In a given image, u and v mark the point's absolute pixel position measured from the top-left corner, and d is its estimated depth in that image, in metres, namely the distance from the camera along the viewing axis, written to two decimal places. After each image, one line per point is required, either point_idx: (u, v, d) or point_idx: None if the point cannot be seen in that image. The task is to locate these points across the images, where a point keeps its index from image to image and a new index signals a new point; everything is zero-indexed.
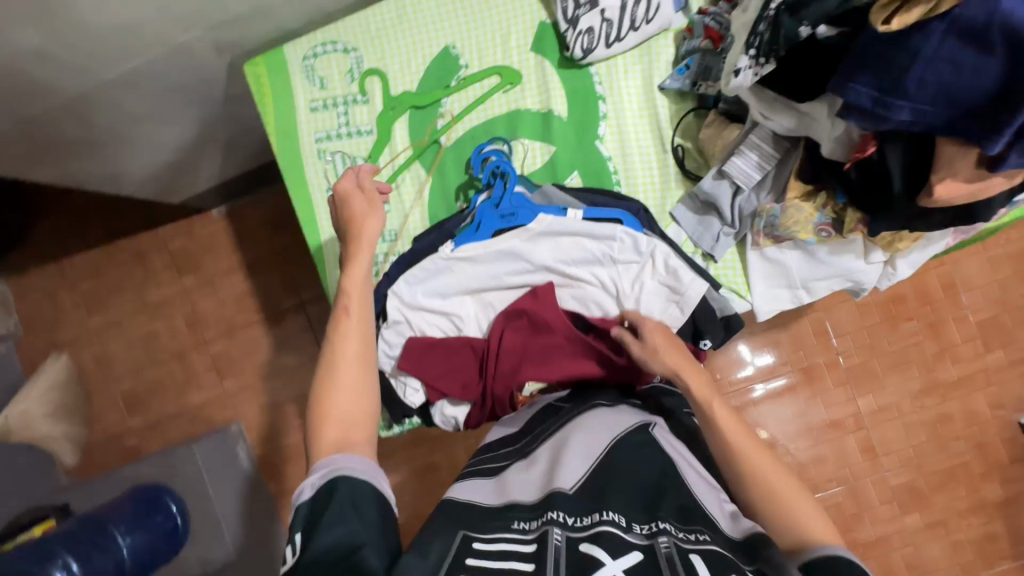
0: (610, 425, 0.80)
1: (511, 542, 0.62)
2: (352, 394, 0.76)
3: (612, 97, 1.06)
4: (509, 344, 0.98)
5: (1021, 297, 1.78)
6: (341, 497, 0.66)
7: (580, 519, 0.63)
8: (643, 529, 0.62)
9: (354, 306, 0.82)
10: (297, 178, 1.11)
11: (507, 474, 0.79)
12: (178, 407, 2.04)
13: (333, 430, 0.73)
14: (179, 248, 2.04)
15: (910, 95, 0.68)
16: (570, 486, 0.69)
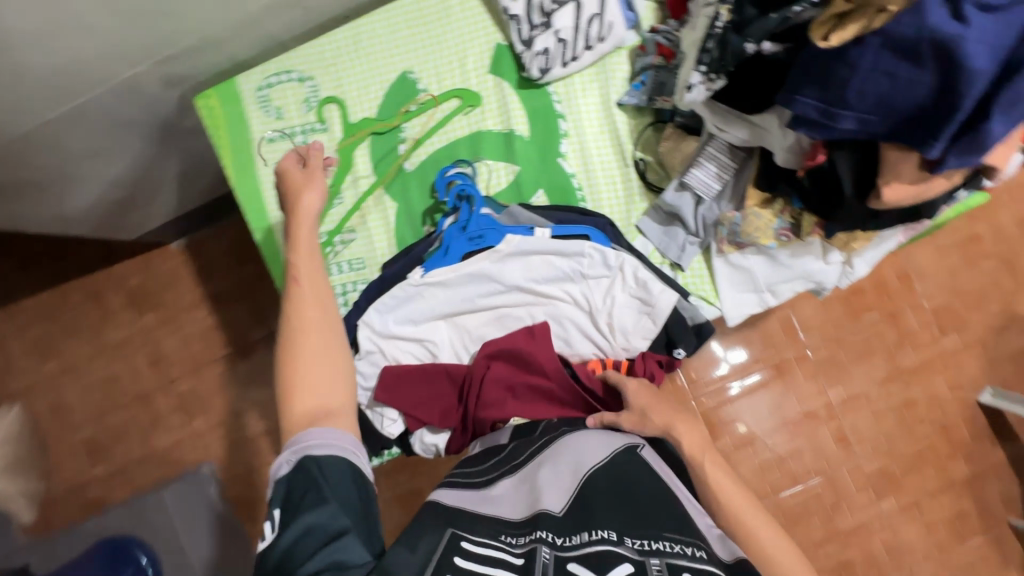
0: (602, 444, 0.80)
1: (498, 550, 0.63)
2: (316, 361, 0.75)
3: (572, 114, 1.08)
4: (497, 378, 0.95)
5: (970, 283, 1.87)
6: (320, 477, 0.66)
7: (569, 537, 0.63)
8: (634, 544, 0.62)
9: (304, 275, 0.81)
10: (257, 210, 1.08)
11: (492, 482, 0.78)
12: (144, 451, 1.94)
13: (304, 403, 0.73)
14: (138, 286, 1.96)
15: (852, 105, 0.71)
16: (560, 507, 0.68)
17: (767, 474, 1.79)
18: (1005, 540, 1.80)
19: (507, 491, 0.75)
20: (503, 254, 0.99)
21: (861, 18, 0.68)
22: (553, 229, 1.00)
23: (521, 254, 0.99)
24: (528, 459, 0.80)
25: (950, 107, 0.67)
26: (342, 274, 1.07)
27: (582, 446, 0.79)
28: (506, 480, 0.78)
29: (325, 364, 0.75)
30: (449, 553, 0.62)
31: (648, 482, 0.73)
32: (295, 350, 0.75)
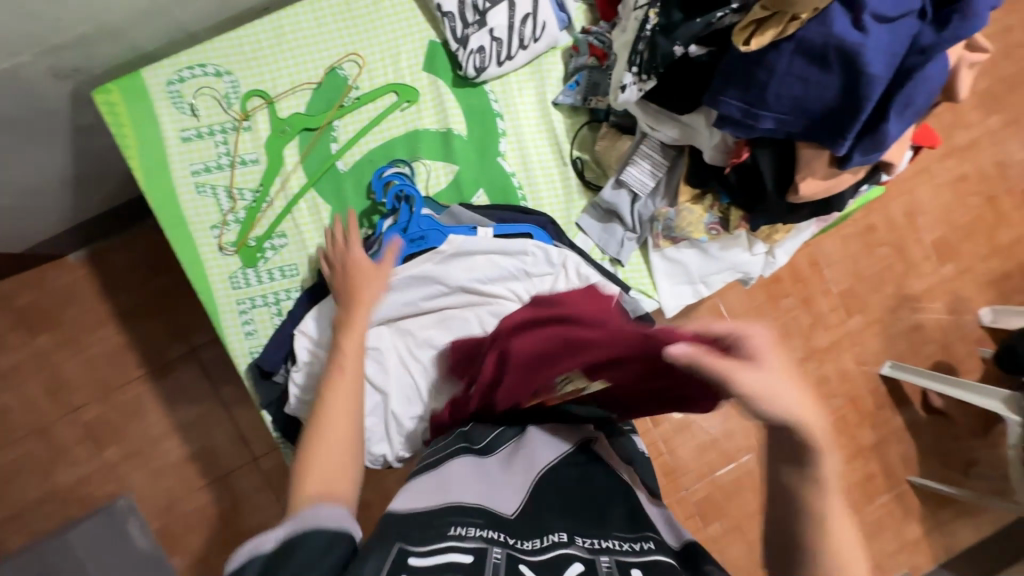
0: (554, 441, 0.80)
1: (453, 554, 0.57)
2: (338, 445, 0.71)
3: (509, 113, 1.08)
4: (515, 350, 0.77)
5: (869, 268, 2.08)
6: (302, 564, 0.56)
7: (524, 541, 0.62)
8: (586, 543, 0.63)
9: (349, 363, 0.80)
10: (173, 216, 0.99)
11: (449, 471, 0.73)
12: (46, 489, 1.75)
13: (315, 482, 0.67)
14: (29, 305, 1.75)
15: (771, 106, 0.76)
16: (512, 511, 0.67)
17: (702, 456, 1.90)
18: (907, 496, 2.01)
19: (464, 473, 0.72)
20: (450, 253, 0.98)
21: (777, 23, 0.72)
22: (495, 228, 1.00)
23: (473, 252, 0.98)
24: (485, 453, 0.78)
25: (853, 108, 0.73)
26: (274, 282, 1.02)
27: (542, 444, 0.79)
28: (462, 459, 0.76)
29: (345, 453, 0.71)
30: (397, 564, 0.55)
31: (601, 483, 0.75)
32: (320, 430, 0.73)
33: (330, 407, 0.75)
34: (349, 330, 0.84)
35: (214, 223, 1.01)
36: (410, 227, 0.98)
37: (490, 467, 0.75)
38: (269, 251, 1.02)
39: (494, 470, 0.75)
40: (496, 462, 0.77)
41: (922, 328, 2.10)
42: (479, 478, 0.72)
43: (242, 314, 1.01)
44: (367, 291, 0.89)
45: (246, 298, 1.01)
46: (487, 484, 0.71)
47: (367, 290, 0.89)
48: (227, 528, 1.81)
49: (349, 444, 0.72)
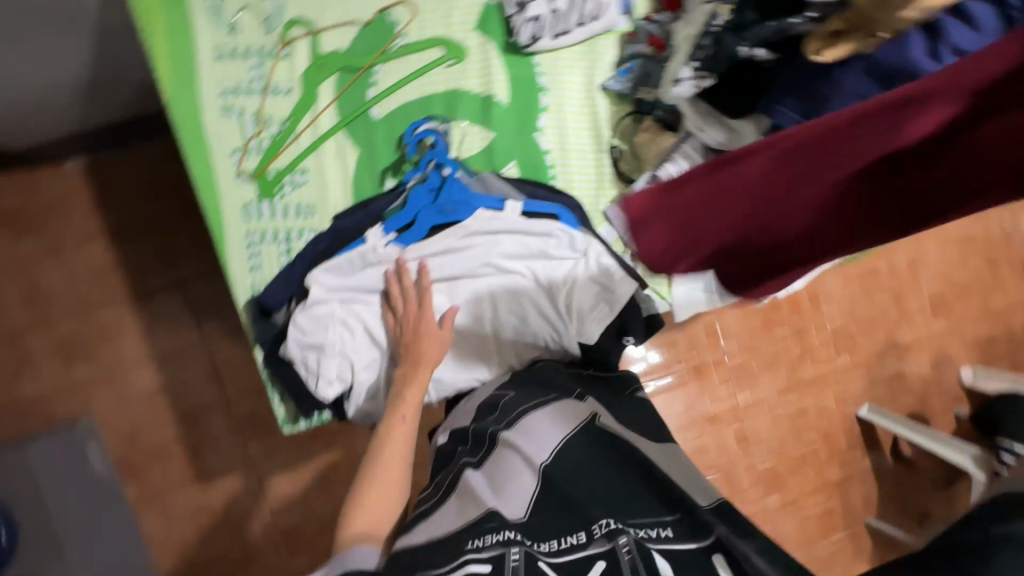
0: (559, 424, 0.81)
1: (473, 566, 0.60)
2: (386, 493, 0.76)
3: (555, 89, 1.05)
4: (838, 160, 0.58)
5: (865, 310, 2.11)
6: None
7: (542, 543, 0.66)
8: (600, 531, 0.66)
9: (409, 415, 0.83)
10: (194, 134, 0.95)
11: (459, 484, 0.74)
12: (7, 398, 1.70)
13: (369, 513, 0.73)
14: (17, 206, 1.68)
15: None
16: (522, 514, 0.70)
17: None
18: (862, 535, 2.06)
19: (472, 488, 0.73)
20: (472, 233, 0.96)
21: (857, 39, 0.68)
22: (524, 205, 0.98)
23: (502, 239, 0.96)
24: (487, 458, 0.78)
25: None
26: (288, 219, 0.99)
27: (543, 432, 0.80)
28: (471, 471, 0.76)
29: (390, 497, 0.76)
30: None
31: (613, 457, 0.77)
32: (373, 473, 0.77)
33: (386, 450, 0.79)
34: (411, 386, 0.86)
35: (236, 149, 0.97)
36: (440, 192, 0.96)
37: (498, 467, 0.76)
38: (288, 187, 0.99)
39: (498, 474, 0.76)
40: (498, 461, 0.77)
41: (904, 377, 2.14)
42: (486, 486, 0.74)
43: (249, 247, 0.98)
44: (428, 347, 0.90)
45: (256, 231, 0.98)
46: (498, 489, 0.73)
47: (431, 348, 0.90)
48: (189, 465, 1.78)
49: (394, 487, 0.77)
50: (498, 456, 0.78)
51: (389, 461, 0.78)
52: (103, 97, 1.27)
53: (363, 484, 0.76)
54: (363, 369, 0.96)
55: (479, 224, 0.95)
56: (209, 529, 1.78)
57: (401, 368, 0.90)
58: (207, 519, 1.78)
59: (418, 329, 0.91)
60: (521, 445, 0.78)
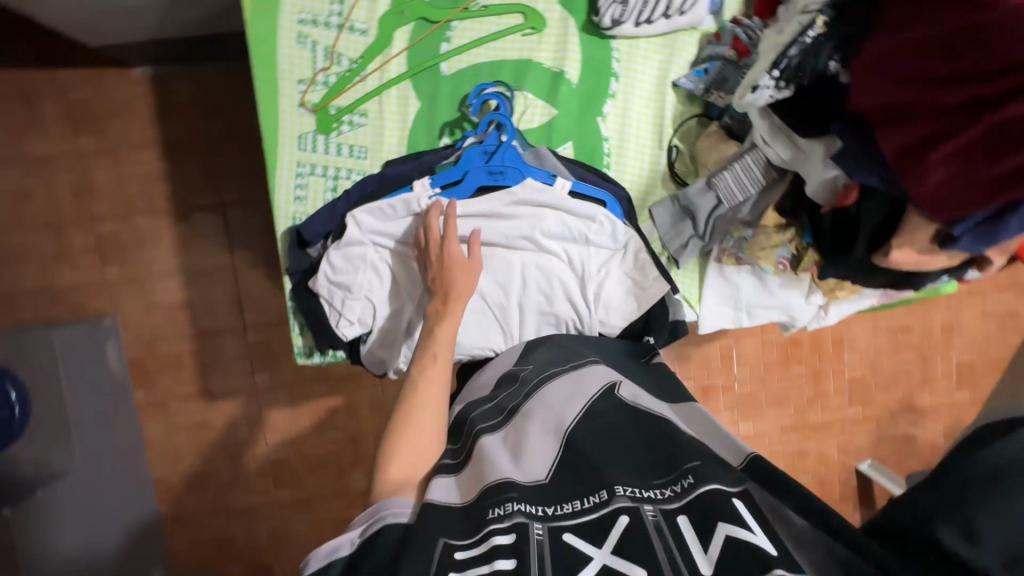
0: (577, 394, 0.79)
1: (497, 538, 0.58)
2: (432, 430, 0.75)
3: (626, 78, 1.03)
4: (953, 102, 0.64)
5: (888, 366, 2.07)
6: (379, 549, 0.60)
7: (561, 505, 0.63)
8: (627, 491, 0.63)
9: (442, 353, 0.83)
10: (267, 58, 0.96)
11: (480, 450, 0.73)
12: (43, 282, 1.77)
13: (402, 464, 0.71)
14: (83, 102, 1.74)
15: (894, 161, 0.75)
16: (544, 475, 0.68)
17: None
18: None
19: (489, 453, 0.71)
20: (518, 202, 0.96)
21: None
22: (573, 185, 0.97)
23: (546, 214, 0.96)
24: (503, 428, 0.77)
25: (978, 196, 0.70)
26: (340, 157, 1.00)
27: (560, 402, 0.78)
28: (489, 440, 0.74)
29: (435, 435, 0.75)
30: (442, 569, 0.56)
31: (631, 419, 0.74)
32: (408, 421, 0.75)
33: (418, 395, 0.77)
34: (449, 321, 0.86)
35: (303, 80, 0.98)
36: (494, 156, 0.95)
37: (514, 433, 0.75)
38: (345, 126, 1.00)
39: (513, 441, 0.74)
40: (514, 429, 0.76)
41: (912, 440, 2.11)
42: (504, 448, 0.72)
43: (298, 177, 0.99)
44: (457, 279, 0.89)
45: (307, 163, 0.99)
46: (515, 453, 0.71)
47: (463, 280, 0.89)
48: (197, 382, 1.84)
49: (429, 443, 0.74)
50: (516, 424, 0.77)
51: (420, 406, 0.77)
52: (182, 9, 1.29)
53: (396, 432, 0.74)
54: (382, 317, 0.97)
55: (525, 193, 0.95)
56: (207, 446, 1.86)
57: (432, 306, 0.89)
58: (206, 435, 1.85)
59: (444, 260, 0.90)
60: (538, 415, 0.77)
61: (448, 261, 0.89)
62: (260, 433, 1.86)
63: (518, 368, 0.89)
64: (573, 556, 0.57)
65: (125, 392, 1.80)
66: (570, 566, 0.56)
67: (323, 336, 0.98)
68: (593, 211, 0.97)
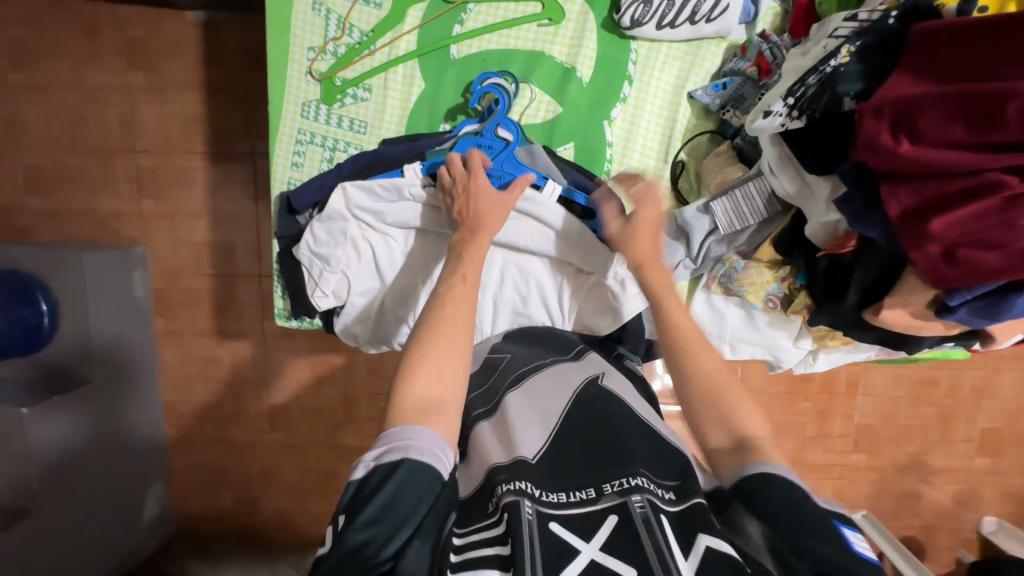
0: (563, 386, 0.81)
1: (482, 534, 0.61)
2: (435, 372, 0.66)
3: (640, 82, 0.98)
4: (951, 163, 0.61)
5: (904, 418, 1.95)
6: (398, 483, 0.59)
7: (550, 493, 0.64)
8: (615, 488, 0.64)
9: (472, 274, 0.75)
10: (280, 21, 0.96)
11: (477, 441, 0.76)
12: (87, 205, 1.90)
13: (425, 382, 0.65)
14: (137, 38, 1.81)
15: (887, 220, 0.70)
16: (533, 456, 0.70)
17: None
18: None
19: (484, 443, 0.75)
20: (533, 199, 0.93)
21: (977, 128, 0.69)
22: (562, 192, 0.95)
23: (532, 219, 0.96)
24: (485, 419, 0.80)
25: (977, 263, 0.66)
26: (340, 129, 1.01)
27: (542, 395, 0.80)
28: (483, 425, 0.79)
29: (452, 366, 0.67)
30: (441, 551, 0.59)
31: (615, 417, 0.75)
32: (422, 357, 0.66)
33: (447, 309, 0.70)
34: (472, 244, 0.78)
35: (312, 48, 0.98)
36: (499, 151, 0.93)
37: (497, 422, 0.78)
38: (349, 98, 1.00)
39: (499, 432, 0.76)
40: (503, 418, 0.78)
41: (917, 499, 2.00)
42: (499, 436, 0.75)
43: (297, 144, 1.01)
44: (488, 202, 0.82)
45: (308, 131, 1.00)
46: (486, 445, 0.74)
47: (493, 215, 0.82)
48: (211, 319, 1.94)
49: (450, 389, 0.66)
50: (502, 414, 0.79)
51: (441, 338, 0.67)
52: None
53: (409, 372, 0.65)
54: (359, 293, 1.00)
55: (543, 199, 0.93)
56: (214, 380, 1.96)
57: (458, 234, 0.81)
58: (215, 370, 1.96)
59: (472, 190, 0.83)
60: (517, 403, 0.80)
61: (475, 211, 0.82)
62: (262, 377, 1.95)
63: (501, 356, 0.92)
64: (562, 548, 0.57)
65: (147, 316, 1.93)
66: (558, 555, 0.56)
67: (297, 301, 1.02)
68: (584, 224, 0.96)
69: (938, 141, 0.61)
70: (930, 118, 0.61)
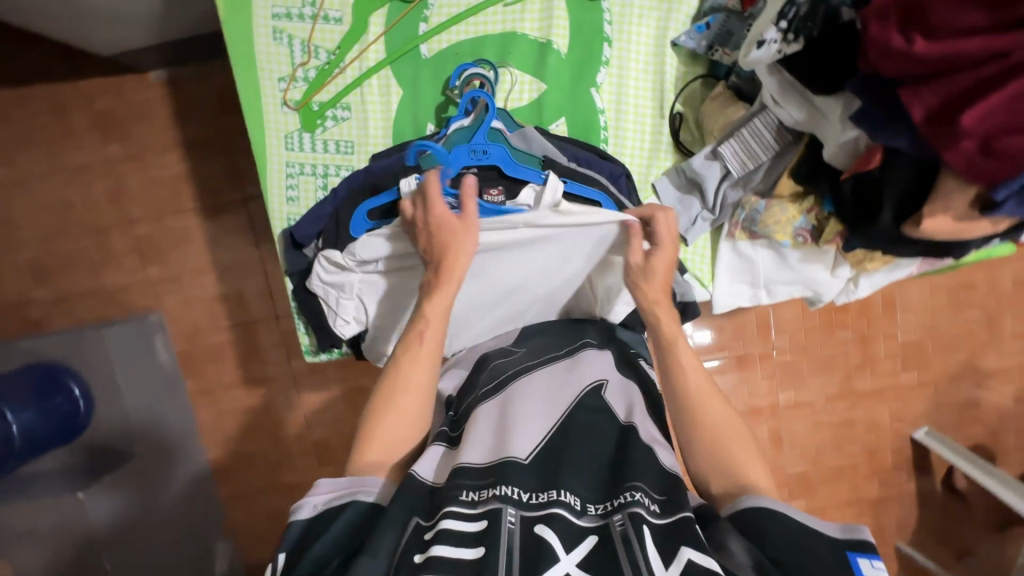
0: (568, 387, 0.82)
1: (451, 520, 0.62)
2: (400, 428, 0.76)
3: (620, 42, 0.94)
4: (974, 53, 0.57)
5: (949, 327, 1.91)
6: (347, 516, 0.66)
7: (533, 495, 0.65)
8: (597, 510, 0.65)
9: (430, 333, 0.79)
10: (245, 58, 0.94)
11: (472, 423, 0.78)
12: (95, 284, 1.90)
13: (375, 450, 0.74)
14: (106, 110, 1.80)
15: (909, 126, 0.66)
16: (525, 456, 0.71)
17: None
18: (888, 557, 2.01)
19: (479, 429, 0.76)
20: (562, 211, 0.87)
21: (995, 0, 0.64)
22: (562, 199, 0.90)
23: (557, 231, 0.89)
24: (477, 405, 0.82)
25: None
26: (327, 154, 0.98)
27: (541, 394, 0.81)
28: (479, 407, 0.80)
29: (402, 426, 0.76)
30: (407, 553, 0.61)
31: (608, 433, 0.76)
32: (391, 400, 0.76)
33: (401, 377, 0.77)
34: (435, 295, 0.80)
35: (282, 78, 0.96)
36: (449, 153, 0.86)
37: (495, 411, 0.80)
38: (329, 121, 0.98)
39: (497, 426, 0.77)
40: (499, 407, 0.80)
41: (977, 406, 1.95)
42: (495, 428, 0.76)
43: (288, 177, 0.99)
44: (464, 242, 0.81)
45: (296, 163, 0.98)
46: (475, 436, 0.75)
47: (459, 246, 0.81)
48: (235, 370, 1.93)
49: (403, 425, 0.76)
50: (500, 403, 0.81)
51: (415, 380, 0.77)
52: None
53: (382, 405, 0.76)
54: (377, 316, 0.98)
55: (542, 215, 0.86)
56: (251, 431, 1.96)
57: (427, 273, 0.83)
58: (252, 420, 1.95)
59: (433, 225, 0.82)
60: (516, 397, 0.81)
61: (442, 242, 0.81)
62: (300, 417, 1.95)
63: (499, 358, 0.92)
64: (541, 551, 0.59)
65: (176, 382, 1.90)
66: (537, 559, 0.58)
67: (323, 333, 1.01)
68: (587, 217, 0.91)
69: (957, 30, 0.58)
70: (941, 10, 0.59)
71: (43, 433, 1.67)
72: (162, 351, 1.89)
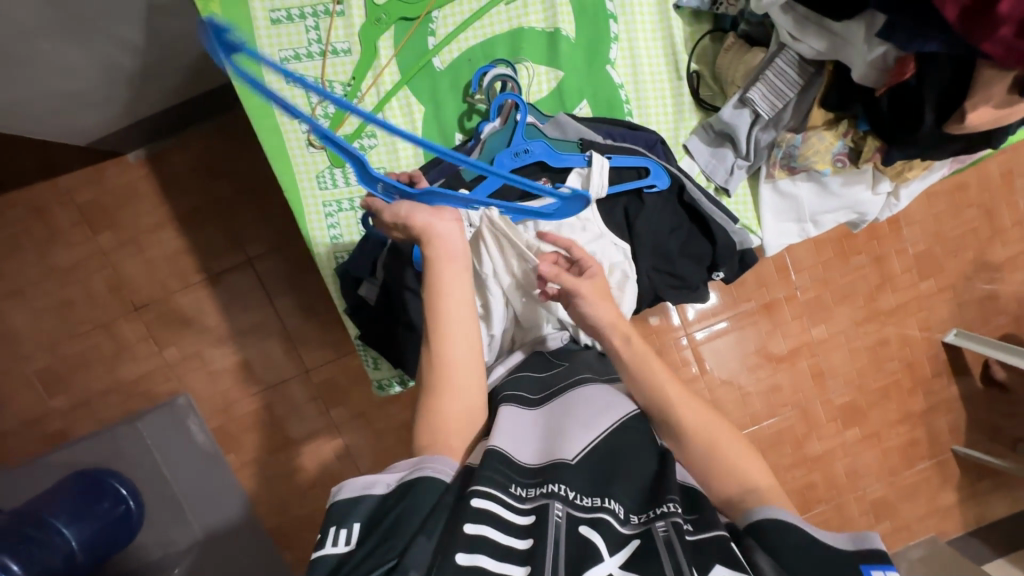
0: (611, 407, 0.81)
1: (490, 499, 0.64)
2: (460, 411, 0.78)
3: (624, 16, 1.01)
4: None
5: (953, 230, 1.98)
6: (415, 493, 0.66)
7: (584, 497, 0.68)
8: (641, 517, 0.67)
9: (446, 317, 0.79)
10: (262, 109, 0.97)
11: (501, 418, 0.79)
12: (111, 381, 1.77)
13: (427, 437, 0.75)
14: (89, 201, 1.72)
15: (935, 32, 0.72)
16: (572, 457, 0.73)
17: (747, 409, 1.94)
18: (949, 464, 2.05)
19: (510, 430, 0.77)
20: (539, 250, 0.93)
21: None
22: (607, 189, 0.91)
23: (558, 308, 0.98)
24: (514, 405, 0.82)
25: None
26: (361, 184, 1.02)
27: (581, 411, 0.80)
28: (508, 409, 0.81)
29: (463, 410, 0.78)
30: (456, 519, 0.63)
31: (644, 447, 0.77)
32: (443, 388, 0.78)
33: (448, 361, 0.78)
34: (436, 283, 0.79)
35: (302, 119, 0.99)
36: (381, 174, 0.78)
37: (536, 421, 0.81)
38: (357, 152, 1.01)
39: (544, 435, 0.78)
40: (542, 418, 0.81)
41: (996, 298, 2.02)
42: (528, 432, 0.79)
43: (328, 217, 1.02)
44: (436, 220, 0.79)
45: (333, 202, 1.01)
46: (520, 434, 0.77)
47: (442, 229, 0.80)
48: (280, 433, 1.82)
49: (458, 418, 0.77)
50: (547, 414, 0.82)
51: (463, 366, 0.79)
52: (152, 65, 1.28)
53: (438, 390, 0.77)
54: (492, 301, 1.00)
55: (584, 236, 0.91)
56: (307, 491, 1.82)
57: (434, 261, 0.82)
58: (303, 479, 1.83)
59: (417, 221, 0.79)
60: (562, 413, 0.81)
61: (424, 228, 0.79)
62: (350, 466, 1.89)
63: (520, 371, 0.92)
64: (587, 549, 0.61)
65: (220, 459, 1.81)
66: (581, 558, 0.61)
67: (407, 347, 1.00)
68: (636, 188, 0.93)
69: None
70: None
71: (104, 543, 1.58)
72: (197, 433, 1.80)
